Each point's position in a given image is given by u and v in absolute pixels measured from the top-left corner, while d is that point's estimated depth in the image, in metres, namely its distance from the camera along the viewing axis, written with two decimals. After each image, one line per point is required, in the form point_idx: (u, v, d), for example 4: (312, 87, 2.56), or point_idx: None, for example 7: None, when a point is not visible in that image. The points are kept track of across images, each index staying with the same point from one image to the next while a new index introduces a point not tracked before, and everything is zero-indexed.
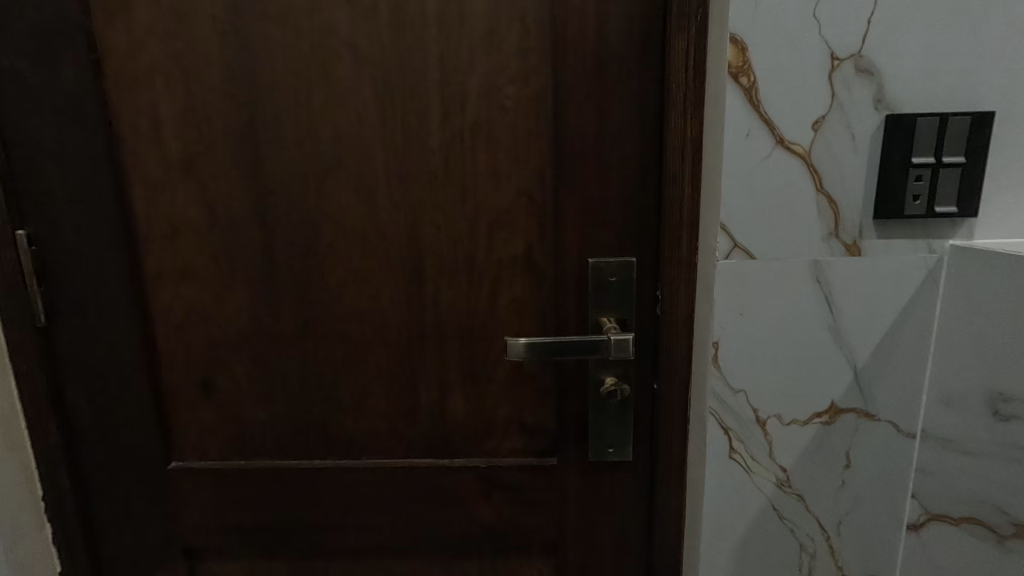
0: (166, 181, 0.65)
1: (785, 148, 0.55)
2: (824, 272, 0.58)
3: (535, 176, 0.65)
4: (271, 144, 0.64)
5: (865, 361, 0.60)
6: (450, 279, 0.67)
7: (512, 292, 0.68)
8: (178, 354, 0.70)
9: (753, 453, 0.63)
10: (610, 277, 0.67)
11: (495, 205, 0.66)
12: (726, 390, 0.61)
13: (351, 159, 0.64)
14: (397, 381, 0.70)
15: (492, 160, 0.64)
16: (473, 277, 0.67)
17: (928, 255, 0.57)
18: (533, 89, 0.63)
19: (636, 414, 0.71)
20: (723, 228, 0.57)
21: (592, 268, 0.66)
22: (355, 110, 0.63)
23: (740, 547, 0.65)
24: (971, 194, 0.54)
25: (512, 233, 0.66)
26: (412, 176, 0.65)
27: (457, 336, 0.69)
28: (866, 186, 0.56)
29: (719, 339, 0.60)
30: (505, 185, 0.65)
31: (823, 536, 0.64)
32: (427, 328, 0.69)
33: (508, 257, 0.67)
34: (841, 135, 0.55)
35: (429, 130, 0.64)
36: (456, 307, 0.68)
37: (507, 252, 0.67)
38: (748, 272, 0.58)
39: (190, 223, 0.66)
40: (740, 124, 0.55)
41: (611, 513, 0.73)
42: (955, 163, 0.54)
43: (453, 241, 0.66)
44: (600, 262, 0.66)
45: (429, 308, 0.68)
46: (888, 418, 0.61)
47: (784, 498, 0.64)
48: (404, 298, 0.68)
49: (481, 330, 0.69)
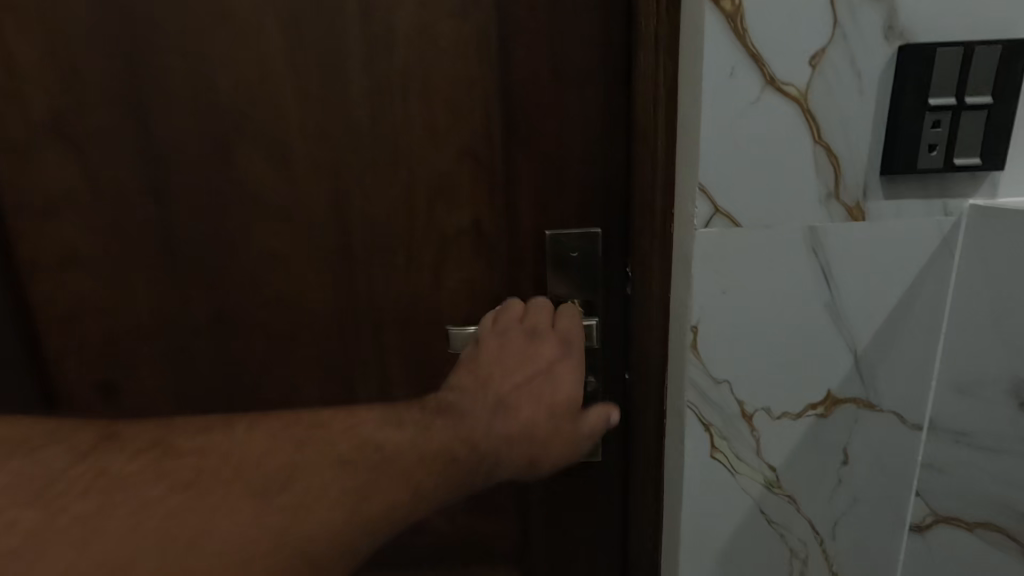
0: (32, 146, 0.54)
1: (777, 91, 0.45)
2: (821, 240, 0.49)
3: (481, 133, 0.55)
4: (160, 98, 0.53)
5: (868, 343, 0.51)
6: (386, 258, 0.58)
7: (460, 270, 0.59)
8: (69, 352, 0.60)
9: (738, 452, 0.54)
10: (571, 252, 0.58)
11: (434, 169, 0.56)
12: (707, 381, 0.52)
13: (258, 115, 0.53)
14: (332, 376, 0.61)
15: (429, 114, 0.54)
16: (413, 255, 0.58)
17: (943, 218, 0.48)
18: (477, 26, 0.52)
19: (606, 407, 0.63)
20: (702, 190, 0.48)
21: (550, 241, 0.58)
22: (257, 53, 0.52)
23: (724, 556, 0.57)
24: (998, 142, 0.45)
25: (456, 202, 0.57)
26: (334, 136, 0.54)
27: (398, 323, 0.60)
28: (872, 136, 0.46)
29: (698, 323, 0.51)
30: (446, 144, 0.55)
31: (816, 541, 0.57)
32: (363, 315, 0.60)
33: (453, 231, 0.58)
34: (844, 71, 0.45)
35: (352, 78, 0.53)
36: (396, 289, 0.59)
37: (451, 224, 0.58)
38: (732, 242, 0.49)
39: (69, 197, 0.55)
40: (723, 60, 0.45)
41: (580, 516, 0.66)
42: (982, 104, 0.44)
43: (386, 213, 0.57)
44: (559, 233, 0.57)
45: (364, 292, 0.59)
46: (892, 409, 0.53)
47: (773, 500, 0.56)
48: (335, 281, 0.58)
49: (425, 316, 0.60)
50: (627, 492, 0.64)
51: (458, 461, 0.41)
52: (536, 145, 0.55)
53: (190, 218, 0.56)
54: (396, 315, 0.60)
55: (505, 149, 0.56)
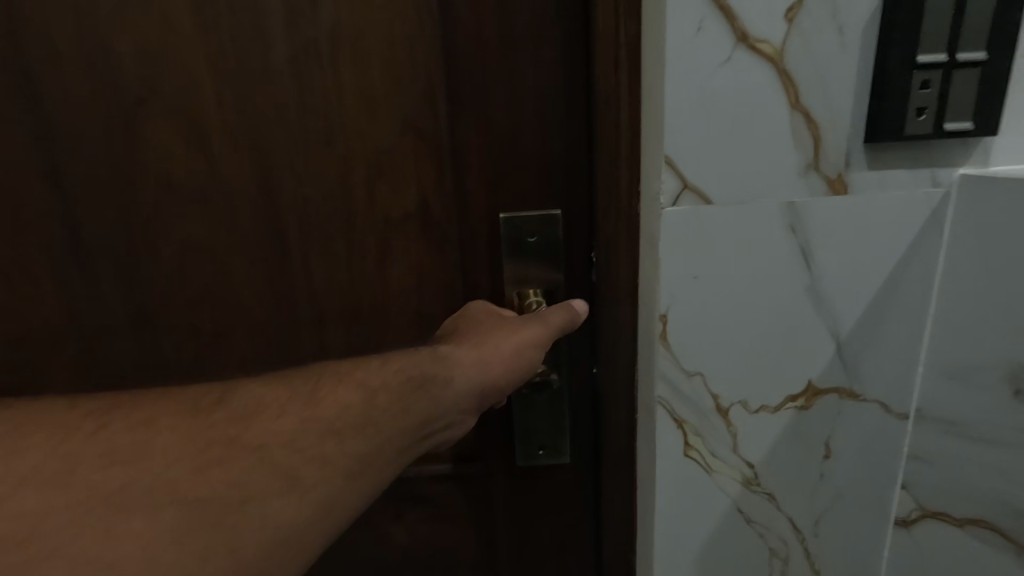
0: None
1: (749, 48, 0.40)
2: (800, 217, 0.44)
3: (422, 105, 0.50)
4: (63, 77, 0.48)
5: (851, 329, 0.47)
6: (325, 245, 0.54)
7: (408, 259, 0.55)
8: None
9: (713, 449, 0.50)
10: (529, 237, 0.54)
11: (372, 146, 0.51)
12: (678, 373, 0.48)
13: (174, 94, 0.49)
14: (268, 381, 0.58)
15: (362, 83, 0.49)
16: (354, 246, 0.54)
17: (931, 189, 0.44)
18: None
19: (574, 406, 0.58)
20: (667, 163, 0.43)
21: (505, 224, 0.53)
22: (167, 21, 0.47)
23: (701, 559, 0.54)
24: (992, 104, 0.41)
25: (400, 182, 0.52)
26: (258, 111, 0.50)
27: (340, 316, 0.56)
28: (856, 98, 0.41)
29: (667, 311, 0.46)
30: (383, 117, 0.50)
31: (797, 539, 0.54)
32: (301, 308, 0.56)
33: (398, 214, 0.53)
34: (825, 25, 0.40)
35: (271, 49, 0.48)
36: (339, 281, 0.55)
37: (396, 207, 0.53)
38: (703, 221, 0.44)
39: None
40: (688, 13, 0.40)
41: (551, 522, 0.62)
42: (975, 61, 0.40)
43: (323, 196, 0.52)
44: (515, 216, 0.53)
45: (301, 283, 0.55)
46: (876, 397, 0.49)
47: (751, 499, 0.52)
48: (271, 272, 0.54)
49: (371, 308, 0.56)
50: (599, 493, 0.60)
51: (428, 405, 0.43)
52: (487, 118, 0.50)
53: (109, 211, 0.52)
54: (338, 310, 0.56)
55: (452, 125, 0.51)
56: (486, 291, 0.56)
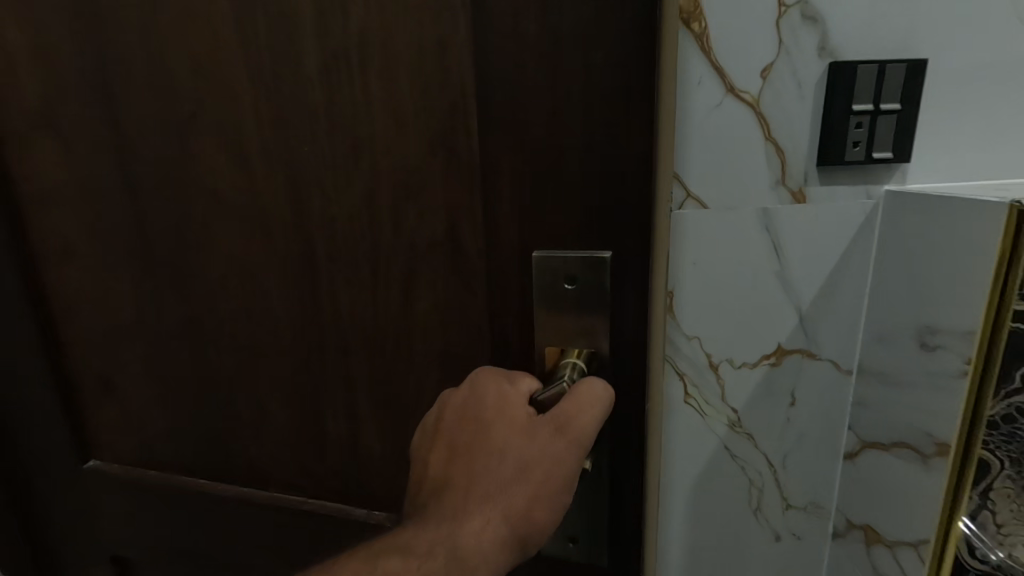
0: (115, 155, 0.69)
1: (736, 97, 0.56)
2: (772, 219, 0.60)
3: (448, 129, 0.58)
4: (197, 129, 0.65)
5: (810, 304, 0.63)
6: (348, 266, 0.66)
7: (431, 277, 0.64)
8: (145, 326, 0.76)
9: (706, 397, 0.66)
10: (567, 281, 0.59)
11: (397, 165, 0.60)
12: (681, 337, 0.63)
13: (271, 147, 0.63)
14: (308, 442, 0.77)
15: (393, 109, 0.58)
16: (378, 303, 0.67)
17: (866, 200, 0.60)
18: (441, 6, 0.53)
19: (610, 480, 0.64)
20: (676, 177, 0.58)
21: (537, 262, 0.59)
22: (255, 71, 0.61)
23: (696, 484, 0.70)
24: (906, 139, 0.57)
25: (423, 207, 0.61)
26: (315, 132, 0.61)
27: (363, 352, 0.70)
28: (811, 133, 0.57)
29: (674, 289, 0.62)
30: (407, 134, 0.59)
31: (771, 471, 0.69)
32: (339, 312, 0.69)
33: (426, 238, 0.62)
34: (788, 83, 0.56)
35: (327, 79, 0.59)
36: (360, 313, 0.68)
37: (422, 232, 0.62)
38: (702, 220, 0.59)
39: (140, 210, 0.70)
40: (692, 71, 0.56)
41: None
42: (891, 109, 0.56)
43: (354, 215, 0.64)
44: (547, 256, 0.58)
45: (331, 293, 0.68)
46: (828, 356, 0.64)
47: (735, 438, 0.67)
48: (304, 280, 0.68)
49: (391, 317, 0.67)
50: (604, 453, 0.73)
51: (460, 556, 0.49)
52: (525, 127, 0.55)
53: (214, 254, 0.70)
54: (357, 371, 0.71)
55: (479, 140, 0.57)
56: (517, 306, 0.62)
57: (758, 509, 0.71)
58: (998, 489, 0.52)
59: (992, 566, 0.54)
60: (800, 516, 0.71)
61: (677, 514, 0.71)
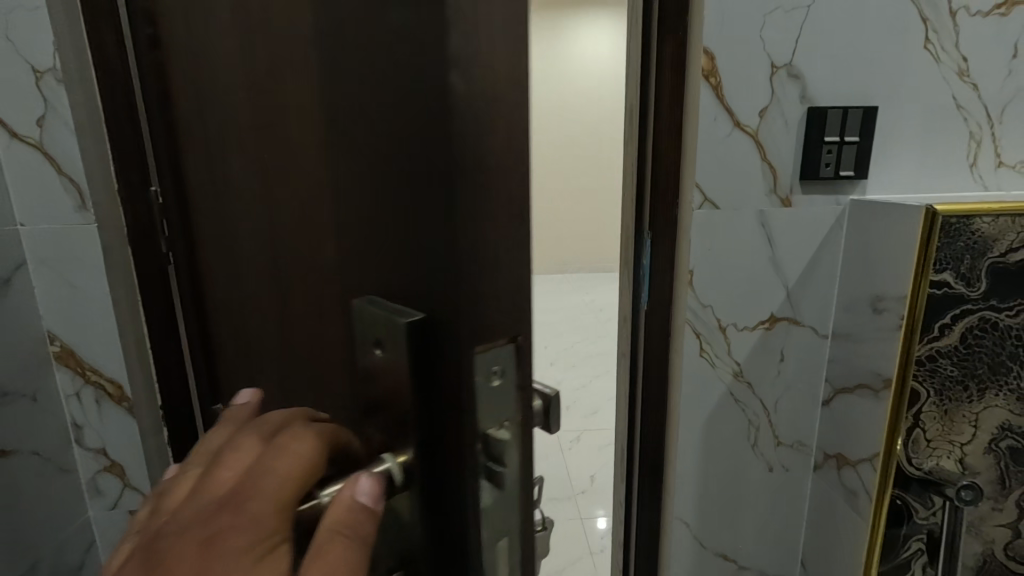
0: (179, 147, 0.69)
1: (741, 129, 0.78)
2: (766, 218, 0.82)
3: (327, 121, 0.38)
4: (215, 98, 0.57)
5: (794, 282, 0.84)
6: (292, 293, 0.47)
7: (336, 331, 0.41)
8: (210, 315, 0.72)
9: (716, 352, 0.87)
10: (374, 344, 0.34)
11: (306, 171, 0.42)
12: (698, 305, 0.85)
13: (243, 152, 0.52)
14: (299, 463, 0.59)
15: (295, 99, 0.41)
16: (299, 354, 0.48)
17: (836, 206, 0.82)
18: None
19: None
20: (697, 187, 0.80)
21: (358, 310, 0.35)
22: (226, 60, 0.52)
23: (708, 423, 0.90)
24: (864, 162, 0.80)
25: (324, 224, 0.40)
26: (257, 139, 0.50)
27: (302, 390, 0.48)
28: (794, 157, 0.80)
29: (693, 268, 0.83)
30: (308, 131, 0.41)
31: (765, 413, 0.90)
32: (285, 354, 0.50)
33: (327, 267, 0.41)
34: (778, 121, 0.78)
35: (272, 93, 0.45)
36: (302, 336, 0.47)
37: (325, 256, 0.41)
38: (715, 218, 0.81)
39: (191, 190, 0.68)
40: (710, 111, 0.78)
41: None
42: (853, 141, 0.79)
43: (290, 237, 0.46)
44: (366, 306, 0.35)
45: (287, 325, 0.49)
46: (809, 323, 0.86)
47: (738, 385, 0.88)
48: (270, 308, 0.52)
49: (319, 375, 0.45)
50: (637, 397, 0.95)
51: None
52: (384, 101, 0.31)
53: (221, 251, 0.63)
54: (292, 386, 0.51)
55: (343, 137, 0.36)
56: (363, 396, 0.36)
57: (756, 445, 0.91)
58: (926, 412, 0.73)
59: (924, 471, 0.75)
60: (787, 451, 0.92)
61: (693, 446, 0.91)
